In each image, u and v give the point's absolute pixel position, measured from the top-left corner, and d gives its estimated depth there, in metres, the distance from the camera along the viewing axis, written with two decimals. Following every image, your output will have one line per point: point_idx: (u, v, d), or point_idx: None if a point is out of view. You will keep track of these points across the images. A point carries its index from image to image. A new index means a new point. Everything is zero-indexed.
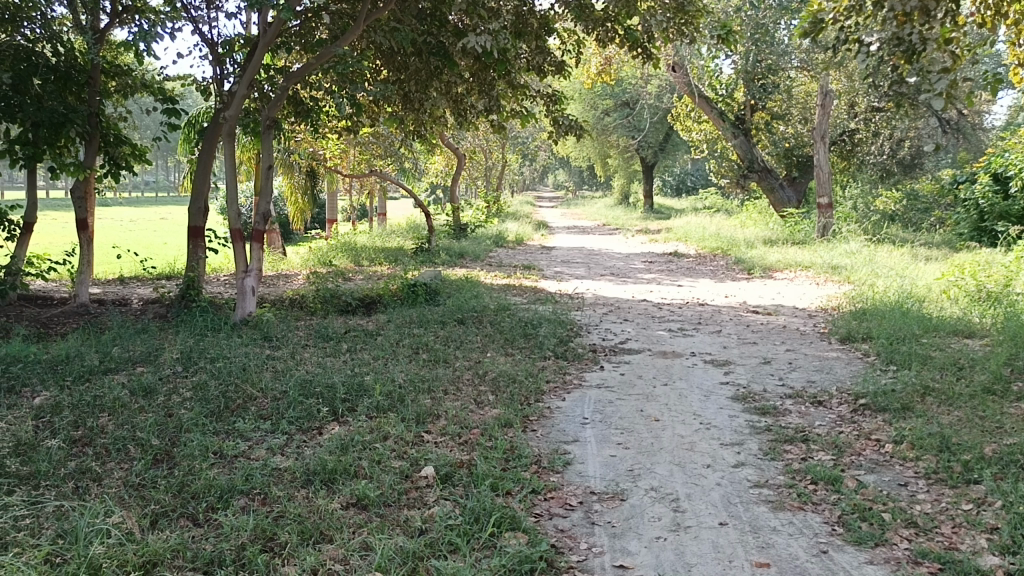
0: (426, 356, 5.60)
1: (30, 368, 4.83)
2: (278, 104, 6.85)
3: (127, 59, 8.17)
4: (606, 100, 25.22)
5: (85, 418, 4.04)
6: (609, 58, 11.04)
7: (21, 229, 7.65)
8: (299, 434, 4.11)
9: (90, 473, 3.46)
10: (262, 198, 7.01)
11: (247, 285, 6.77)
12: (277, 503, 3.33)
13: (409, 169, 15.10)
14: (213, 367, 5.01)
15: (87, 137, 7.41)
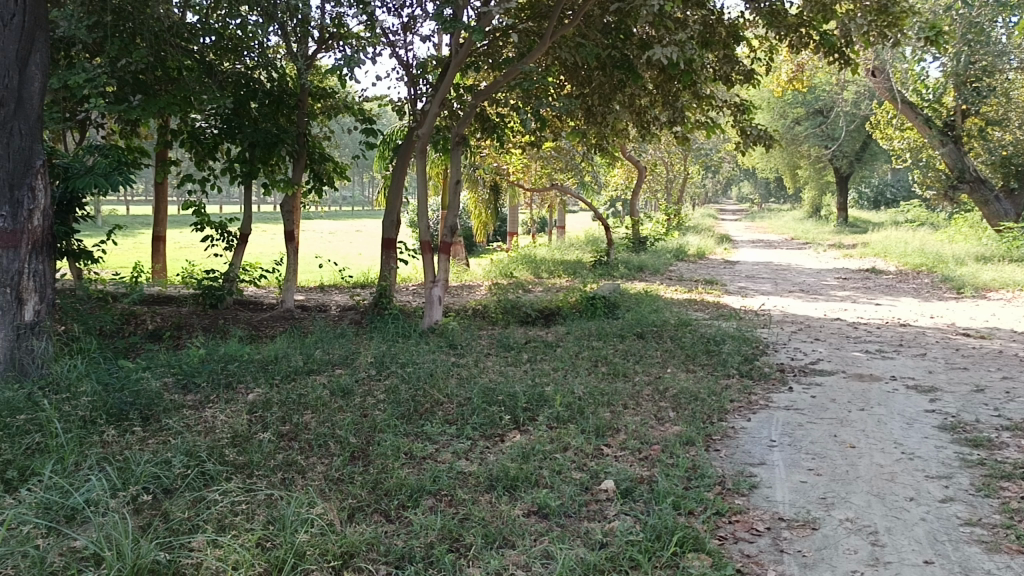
0: (606, 369, 5.60)
1: (245, 365, 5.30)
2: (467, 121, 7.10)
3: (332, 83, 8.78)
4: (797, 109, 24.21)
5: (291, 414, 4.37)
6: (801, 64, 10.57)
7: (237, 240, 8.41)
8: (482, 440, 4.23)
9: (296, 466, 3.73)
10: (450, 212, 7.29)
11: (434, 294, 7.09)
12: (462, 505, 3.44)
13: (590, 182, 15.18)
14: (403, 372, 5.27)
15: (295, 156, 8.04)
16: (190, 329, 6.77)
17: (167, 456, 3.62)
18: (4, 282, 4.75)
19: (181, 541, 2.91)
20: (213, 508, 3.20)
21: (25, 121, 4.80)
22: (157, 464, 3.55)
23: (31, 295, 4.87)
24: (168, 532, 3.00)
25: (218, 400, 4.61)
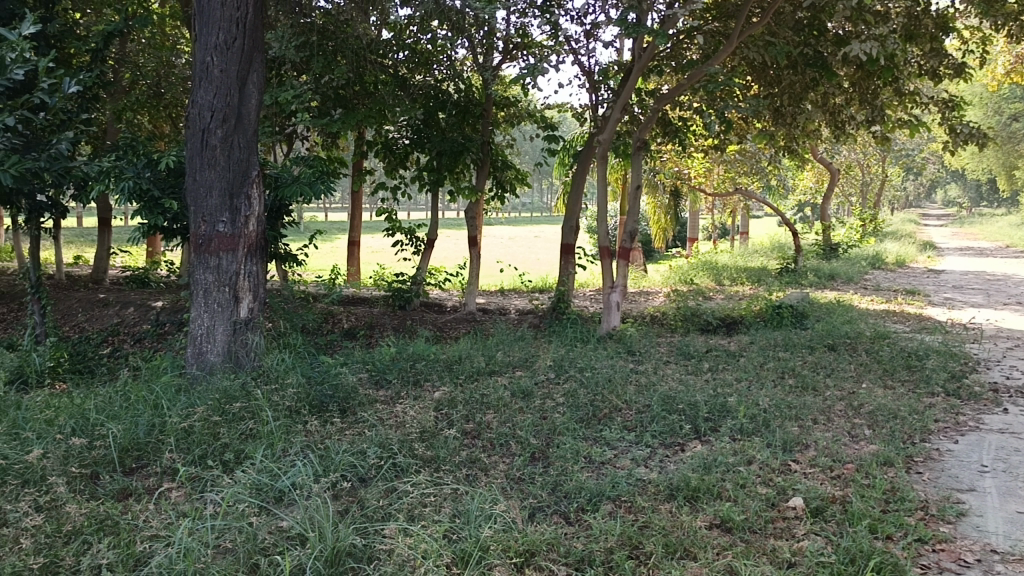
0: (793, 382, 5.36)
1: (431, 364, 5.53)
2: (649, 125, 7.03)
3: (515, 92, 9.01)
4: (1015, 103, 22.01)
5: (475, 413, 4.51)
6: (1021, 55, 9.66)
7: (424, 245, 8.80)
8: (662, 449, 4.17)
9: (479, 464, 3.85)
10: (630, 218, 7.24)
11: (613, 300, 7.08)
12: (642, 513, 3.41)
13: (776, 186, 14.58)
14: (582, 376, 5.30)
15: (479, 163, 8.30)
16: (381, 328, 7.17)
17: (362, 446, 3.85)
18: (224, 282, 5.24)
19: (375, 527, 3.09)
20: (404, 498, 3.36)
21: (244, 135, 5.28)
22: (353, 453, 3.78)
23: (247, 294, 5.34)
24: (364, 518, 3.19)
25: (407, 396, 4.85)
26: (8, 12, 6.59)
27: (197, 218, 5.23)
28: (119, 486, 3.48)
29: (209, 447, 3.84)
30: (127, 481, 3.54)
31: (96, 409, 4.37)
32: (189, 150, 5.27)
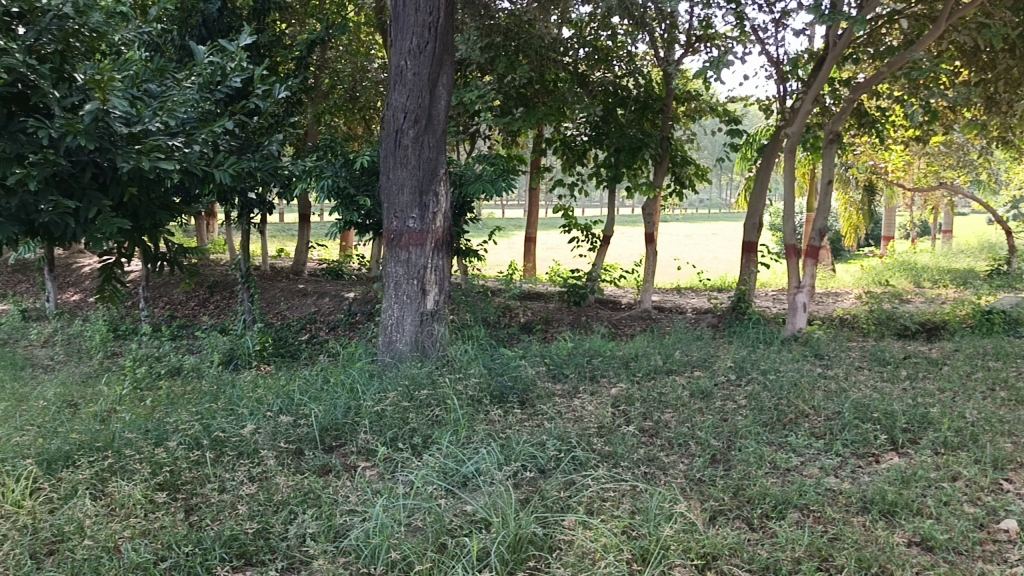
0: (1006, 395, 4.89)
1: (608, 360, 5.54)
2: (842, 117, 6.65)
3: (696, 86, 8.82)
4: None
5: (653, 411, 4.47)
6: None
7: (600, 241, 8.81)
8: (854, 458, 3.95)
9: (658, 462, 3.81)
10: (819, 214, 6.89)
11: (799, 301, 6.81)
12: (831, 524, 3.25)
13: (987, 181, 13.33)
14: (765, 379, 5.11)
15: (658, 159, 8.19)
16: (557, 324, 7.26)
17: (542, 438, 3.92)
18: (413, 275, 5.50)
19: (556, 518, 3.13)
20: (584, 491, 3.39)
21: (434, 135, 5.51)
22: (534, 445, 3.86)
23: (433, 287, 5.57)
24: (545, 508, 3.25)
25: (585, 390, 4.87)
26: (227, 26, 7.27)
27: (390, 215, 5.53)
28: (320, 462, 3.75)
29: (399, 430, 4.06)
30: (327, 458, 3.82)
31: (299, 390, 4.73)
32: (383, 150, 5.59)
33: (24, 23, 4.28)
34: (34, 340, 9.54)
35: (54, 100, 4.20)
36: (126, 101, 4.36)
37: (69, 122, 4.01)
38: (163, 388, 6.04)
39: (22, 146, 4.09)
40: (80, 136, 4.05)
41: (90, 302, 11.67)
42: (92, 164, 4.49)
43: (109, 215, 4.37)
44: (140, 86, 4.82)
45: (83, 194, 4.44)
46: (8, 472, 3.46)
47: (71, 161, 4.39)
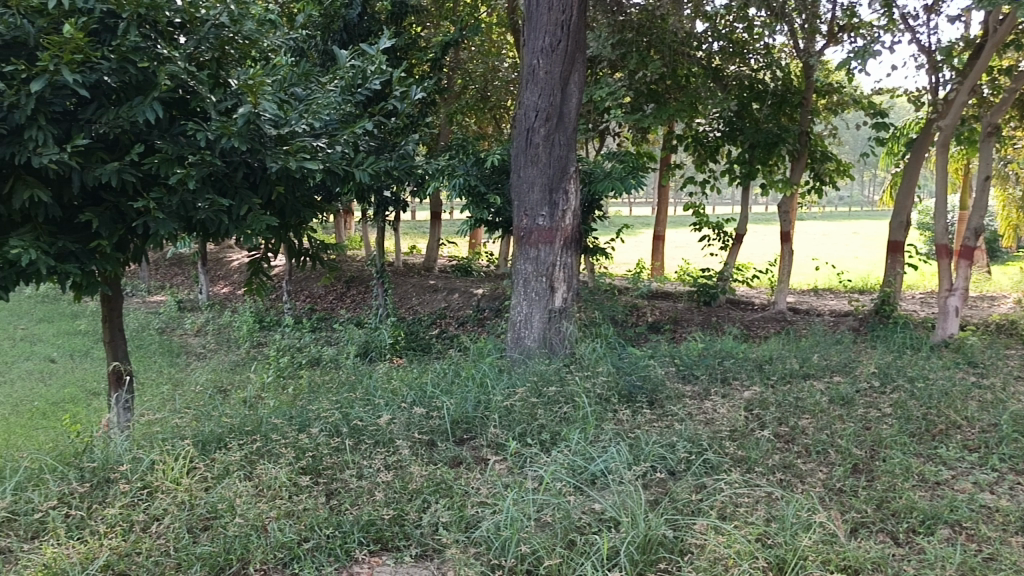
0: None
1: (741, 362, 5.39)
2: (1002, 108, 6.19)
3: (839, 78, 8.44)
4: None
5: (789, 416, 4.31)
6: None
7: (733, 240, 8.59)
8: (1012, 475, 3.67)
9: (794, 469, 3.67)
10: (975, 212, 6.44)
11: (950, 304, 6.40)
12: (987, 543, 3.04)
13: None
14: (912, 387, 4.83)
15: (796, 155, 7.86)
16: (687, 324, 7.14)
17: (672, 438, 3.86)
18: (541, 272, 5.54)
19: (687, 521, 3.08)
20: (716, 496, 3.31)
21: (564, 133, 5.52)
22: (664, 445, 3.81)
23: (561, 285, 5.58)
24: (676, 511, 3.19)
25: (716, 392, 4.76)
26: (366, 30, 7.59)
27: (520, 212, 5.60)
28: (452, 454, 3.85)
29: (527, 426, 4.10)
30: (458, 450, 3.91)
31: (431, 383, 4.87)
32: (513, 149, 5.67)
33: (185, 32, 4.59)
34: (188, 330, 10.25)
35: (211, 104, 4.49)
36: (275, 105, 4.60)
37: (224, 125, 4.29)
38: (304, 377, 6.35)
39: (183, 147, 4.40)
40: (234, 138, 4.33)
41: (238, 294, 12.42)
42: (244, 164, 4.77)
43: (258, 212, 4.62)
44: (288, 89, 5.06)
45: (235, 192, 4.73)
46: (169, 451, 3.73)
47: (225, 162, 4.68)
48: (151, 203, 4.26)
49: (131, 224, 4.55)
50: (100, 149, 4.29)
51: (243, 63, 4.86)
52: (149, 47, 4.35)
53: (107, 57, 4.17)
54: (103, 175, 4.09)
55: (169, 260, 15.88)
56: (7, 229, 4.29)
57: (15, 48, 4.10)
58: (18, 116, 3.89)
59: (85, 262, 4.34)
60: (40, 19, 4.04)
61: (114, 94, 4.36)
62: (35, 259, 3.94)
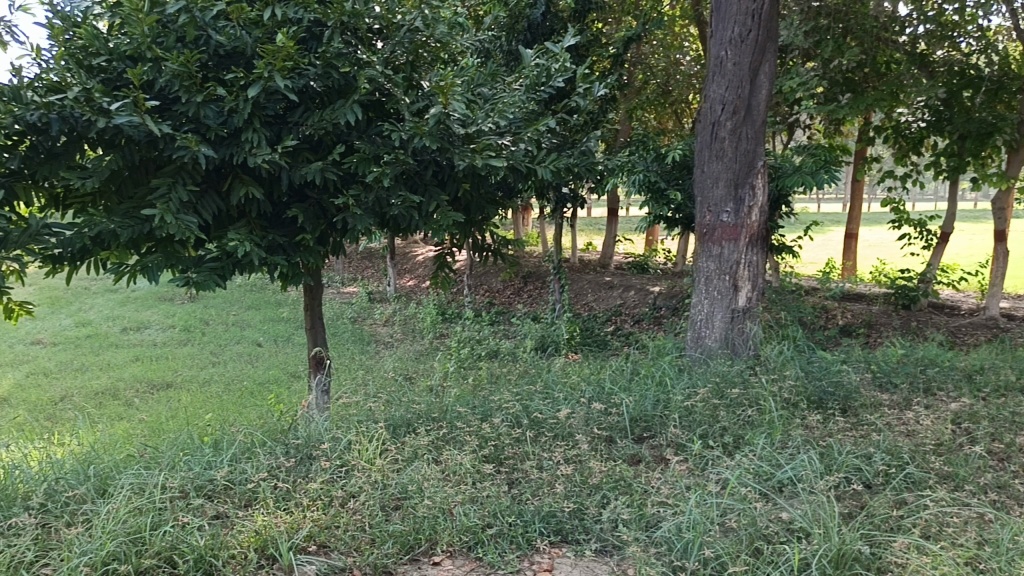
0: None
1: (946, 372, 4.97)
2: None
3: None
4: None
5: (1003, 432, 3.93)
6: None
7: (936, 239, 7.95)
8: None
9: (1010, 492, 3.34)
10: None
11: None
12: None
13: None
14: None
15: (1015, 146, 7.12)
16: (883, 328, 6.69)
17: (868, 449, 3.64)
18: (725, 270, 5.38)
19: (885, 538, 2.89)
20: (919, 513, 3.08)
21: (753, 126, 5.33)
22: (859, 456, 3.60)
23: (746, 283, 5.39)
24: (873, 526, 3.00)
25: (919, 403, 4.41)
26: (550, 29, 7.70)
27: (703, 208, 5.47)
28: (631, 451, 3.85)
29: (709, 428, 4.01)
30: (638, 448, 3.90)
31: (610, 380, 4.87)
32: (698, 145, 5.56)
33: (382, 36, 4.84)
34: (377, 320, 10.86)
35: (405, 105, 4.73)
36: (464, 104, 4.74)
37: (416, 125, 4.50)
38: (485, 369, 6.56)
39: (379, 147, 4.66)
40: (425, 137, 4.53)
41: (422, 287, 12.98)
42: (434, 163, 4.98)
43: (446, 209, 4.82)
44: (475, 89, 5.21)
45: (425, 189, 4.96)
46: (363, 432, 3.96)
47: (417, 160, 4.91)
48: (349, 199, 4.54)
49: (331, 219, 4.87)
50: (306, 150, 4.64)
51: (434, 65, 5.06)
52: (350, 53, 4.63)
53: (313, 63, 4.48)
54: (308, 174, 4.40)
55: (361, 254, 16.90)
56: (226, 223, 4.73)
57: (235, 58, 4.51)
58: (237, 119, 4.27)
59: (291, 254, 4.71)
60: (257, 30, 4.41)
61: (318, 98, 4.69)
62: (250, 251, 4.31)
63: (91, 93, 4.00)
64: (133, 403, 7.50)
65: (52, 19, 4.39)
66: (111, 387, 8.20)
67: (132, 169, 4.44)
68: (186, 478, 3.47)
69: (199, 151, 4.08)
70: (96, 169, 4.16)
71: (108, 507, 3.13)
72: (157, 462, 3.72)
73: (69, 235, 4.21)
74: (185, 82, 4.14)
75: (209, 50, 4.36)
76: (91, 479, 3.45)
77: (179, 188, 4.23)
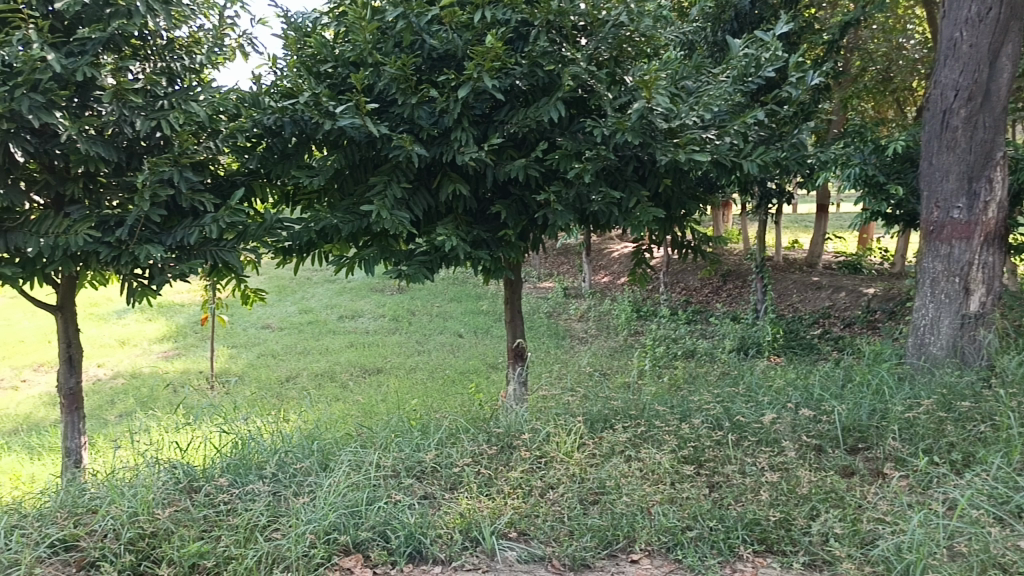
0: None
1: None
2: None
3: None
4: None
5: None
6: None
7: None
8: None
9: None
10: None
11: None
12: None
13: None
14: None
15: None
16: None
17: None
18: (954, 272, 4.93)
19: None
20: None
21: (992, 114, 4.84)
22: None
23: (979, 287, 4.90)
24: None
25: None
26: (758, 18, 7.61)
27: (930, 204, 5.06)
28: (843, 462, 3.64)
29: (934, 443, 3.70)
30: (852, 460, 3.67)
31: (819, 385, 4.61)
32: (924, 137, 5.15)
33: (587, 33, 4.85)
34: (572, 315, 10.98)
35: (607, 101, 4.72)
36: (668, 98, 4.64)
37: (619, 121, 4.47)
38: (682, 369, 6.44)
39: (581, 144, 4.69)
40: (628, 133, 4.49)
41: (617, 284, 12.95)
42: (635, 158, 4.94)
43: (646, 205, 4.77)
44: (679, 83, 5.06)
45: (626, 185, 4.94)
46: (562, 425, 4.01)
47: (618, 156, 4.88)
48: (551, 195, 4.60)
49: (533, 215, 4.95)
50: (511, 147, 4.77)
51: (638, 59, 4.99)
52: (555, 51, 4.67)
53: (520, 62, 4.57)
54: (512, 171, 4.50)
55: (558, 250, 17.15)
56: (435, 219, 4.94)
57: (446, 60, 4.71)
58: (447, 119, 4.45)
59: (494, 249, 4.86)
60: (467, 33, 4.56)
61: (523, 96, 4.80)
62: (456, 245, 4.48)
63: (319, 98, 4.32)
64: (348, 386, 8.08)
65: (287, 30, 4.80)
66: (329, 370, 8.88)
67: (352, 168, 4.75)
68: (398, 459, 3.68)
69: (413, 151, 4.29)
70: (322, 168, 4.50)
71: (329, 480, 3.38)
72: (373, 441, 3.97)
73: (298, 229, 4.57)
74: (401, 85, 4.38)
75: (423, 53, 4.59)
76: (315, 453, 3.75)
77: (394, 185, 4.49)
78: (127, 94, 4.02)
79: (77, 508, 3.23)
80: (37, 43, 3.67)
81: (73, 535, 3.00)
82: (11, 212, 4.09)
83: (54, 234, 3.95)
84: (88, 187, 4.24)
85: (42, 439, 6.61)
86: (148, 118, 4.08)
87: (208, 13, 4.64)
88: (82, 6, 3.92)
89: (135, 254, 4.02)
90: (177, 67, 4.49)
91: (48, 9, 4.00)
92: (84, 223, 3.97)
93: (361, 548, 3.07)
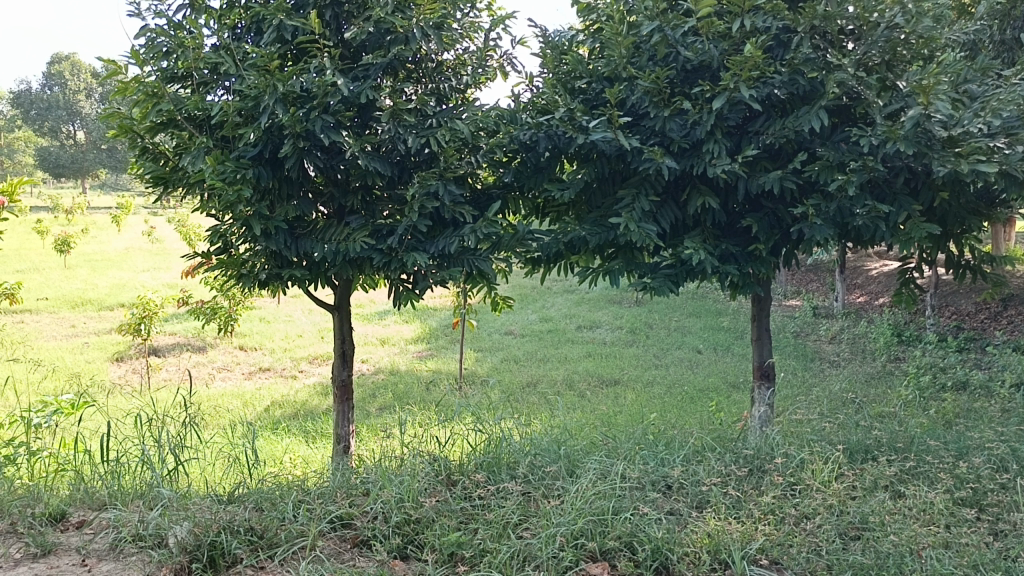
0: None
1: None
2: None
3: None
4: None
5: None
6: None
7: None
8: None
9: None
10: None
11: None
12: None
13: None
14: None
15: None
16: None
17: None
18: None
19: None
20: None
21: None
22: None
23: None
24: None
25: None
26: None
27: None
28: None
29: None
30: None
31: None
32: None
33: (856, 37, 4.53)
34: (822, 336, 10.37)
35: (877, 107, 4.37)
36: (949, 104, 4.22)
37: (890, 129, 4.14)
38: (953, 402, 5.84)
39: (845, 154, 4.39)
40: (900, 142, 4.14)
41: (875, 304, 12.06)
42: (906, 169, 4.53)
43: (919, 220, 4.36)
44: (962, 86, 4.56)
45: (895, 198, 4.54)
46: (819, 452, 3.81)
47: (887, 167, 4.51)
48: (809, 209, 4.36)
49: (787, 229, 4.71)
50: (766, 159, 4.58)
51: (914, 63, 4.58)
52: (819, 56, 4.41)
53: (780, 70, 4.36)
54: (768, 183, 4.33)
55: (808, 267, 16.29)
56: (681, 232, 4.85)
57: (701, 71, 4.60)
58: (700, 131, 4.36)
59: (743, 263, 4.68)
60: (724, 42, 4.42)
61: (781, 106, 4.58)
62: (704, 258, 4.37)
63: (573, 113, 4.44)
64: (586, 395, 8.22)
65: (545, 49, 4.98)
66: (569, 378, 9.07)
67: (600, 181, 4.79)
68: (644, 471, 3.65)
69: (664, 163, 4.25)
70: (573, 181, 4.61)
71: (578, 486, 3.44)
72: (616, 451, 4.00)
73: (547, 240, 4.71)
74: (654, 98, 4.40)
75: (677, 65, 4.49)
76: (563, 458, 3.85)
77: (642, 198, 4.49)
78: (401, 113, 4.37)
79: (352, 490, 3.56)
80: (330, 69, 4.11)
81: (349, 514, 3.31)
82: (301, 221, 4.56)
83: (336, 240, 4.38)
84: (365, 199, 4.62)
85: (316, 424, 7.38)
86: (419, 135, 4.39)
87: (473, 36, 4.91)
88: (367, 35, 4.32)
89: (402, 260, 4.33)
90: (445, 88, 4.78)
91: (339, 39, 4.47)
92: (360, 231, 4.34)
93: (608, 557, 3.09)
